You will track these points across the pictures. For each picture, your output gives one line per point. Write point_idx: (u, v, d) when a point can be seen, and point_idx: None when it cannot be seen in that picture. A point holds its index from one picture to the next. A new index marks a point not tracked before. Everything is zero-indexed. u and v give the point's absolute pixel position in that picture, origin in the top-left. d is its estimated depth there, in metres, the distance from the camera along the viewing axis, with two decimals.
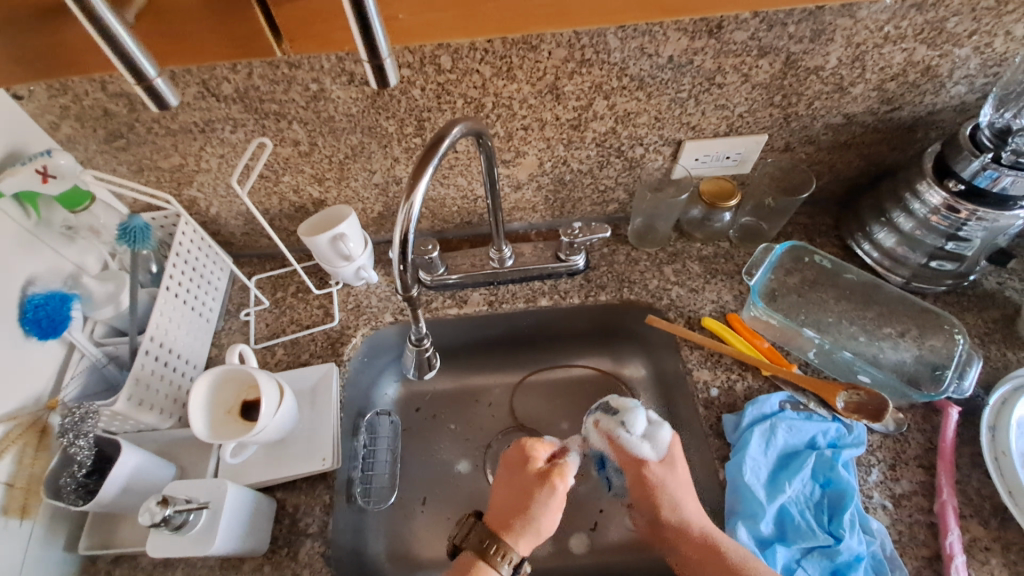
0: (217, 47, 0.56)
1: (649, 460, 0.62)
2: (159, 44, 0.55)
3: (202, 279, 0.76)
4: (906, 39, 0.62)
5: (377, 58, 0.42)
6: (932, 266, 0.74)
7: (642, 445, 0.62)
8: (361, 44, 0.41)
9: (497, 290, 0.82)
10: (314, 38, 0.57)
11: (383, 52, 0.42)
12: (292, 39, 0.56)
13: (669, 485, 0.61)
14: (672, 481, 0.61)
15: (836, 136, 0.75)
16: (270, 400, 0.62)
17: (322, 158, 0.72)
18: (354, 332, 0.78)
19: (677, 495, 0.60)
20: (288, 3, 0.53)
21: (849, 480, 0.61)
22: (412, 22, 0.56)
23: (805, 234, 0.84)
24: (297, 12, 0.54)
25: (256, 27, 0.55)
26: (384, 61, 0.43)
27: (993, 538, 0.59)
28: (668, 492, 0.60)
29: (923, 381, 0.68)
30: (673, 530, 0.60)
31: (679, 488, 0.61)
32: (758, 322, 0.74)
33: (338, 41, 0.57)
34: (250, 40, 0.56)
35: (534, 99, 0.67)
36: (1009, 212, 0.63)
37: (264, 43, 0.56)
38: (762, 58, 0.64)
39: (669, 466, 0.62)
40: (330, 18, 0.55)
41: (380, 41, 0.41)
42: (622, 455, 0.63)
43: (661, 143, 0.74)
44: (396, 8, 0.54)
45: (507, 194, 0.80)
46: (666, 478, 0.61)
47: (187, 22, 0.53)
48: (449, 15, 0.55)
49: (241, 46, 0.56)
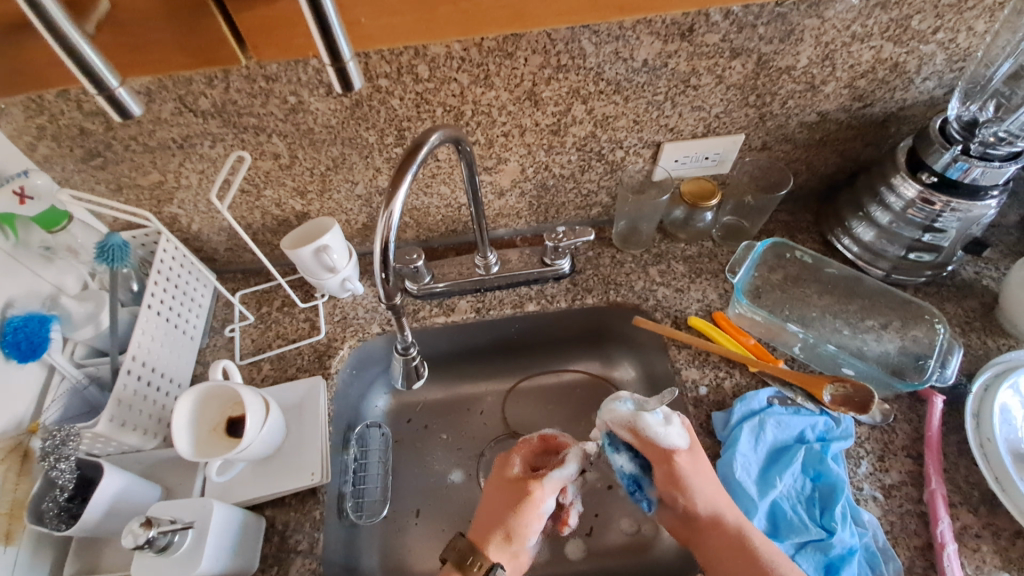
0: (177, 56, 0.56)
1: (678, 450, 0.59)
2: (114, 54, 0.54)
3: (185, 296, 0.75)
4: (873, 37, 0.64)
5: (339, 61, 0.43)
6: (911, 258, 0.75)
7: (670, 434, 0.60)
8: (323, 48, 0.42)
9: (484, 297, 0.82)
10: (275, 45, 0.56)
11: (345, 55, 0.43)
12: (255, 47, 0.56)
13: (699, 473, 0.59)
14: (699, 467, 0.59)
15: (812, 134, 0.76)
16: (255, 415, 0.61)
17: (303, 171, 0.72)
18: (341, 344, 0.77)
19: (712, 484, 0.59)
20: (248, 11, 0.52)
21: (838, 473, 0.62)
22: (375, 27, 0.56)
23: (786, 231, 0.85)
24: (256, 20, 0.53)
25: (219, 35, 0.54)
26: (346, 64, 0.43)
27: (983, 525, 0.60)
28: (697, 478, 0.59)
29: (907, 371, 0.69)
30: (706, 522, 0.58)
31: (706, 477, 0.59)
32: (743, 319, 0.75)
33: (301, 47, 0.57)
34: (212, 49, 0.56)
35: (513, 105, 0.67)
36: (981, 202, 0.65)
37: (227, 51, 0.56)
38: (734, 60, 0.65)
39: (695, 454, 0.60)
40: (290, 24, 0.54)
41: (343, 47, 0.42)
42: (649, 448, 0.61)
43: (641, 146, 0.75)
44: (358, 11, 0.54)
45: (491, 202, 0.81)
46: (695, 466, 0.59)
47: (146, 30, 0.53)
48: (409, 22, 0.56)
49: (202, 55, 0.56)
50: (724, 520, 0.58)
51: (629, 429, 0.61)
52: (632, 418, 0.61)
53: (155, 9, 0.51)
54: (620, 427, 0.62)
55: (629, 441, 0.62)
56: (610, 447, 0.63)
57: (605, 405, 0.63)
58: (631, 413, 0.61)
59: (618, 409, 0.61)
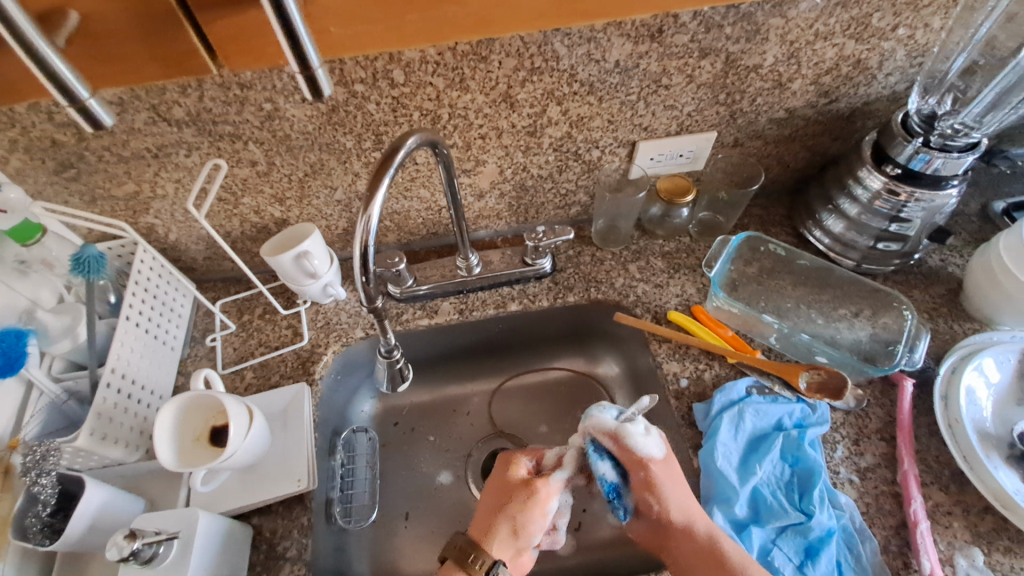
0: (151, 66, 0.56)
1: (655, 459, 0.60)
2: (83, 66, 0.54)
3: (164, 307, 0.74)
4: (836, 35, 0.66)
5: (309, 68, 0.43)
6: (879, 248, 0.77)
7: (648, 443, 0.60)
8: (290, 53, 0.42)
9: (467, 298, 0.82)
10: (248, 53, 0.56)
11: (315, 63, 0.43)
12: (228, 55, 0.56)
13: (673, 482, 0.60)
14: (674, 476, 0.60)
15: (781, 130, 0.78)
16: (239, 424, 0.61)
17: (281, 177, 0.72)
18: (324, 350, 0.77)
19: (685, 492, 0.60)
20: (221, 20, 0.52)
21: (816, 458, 0.63)
22: (344, 35, 0.56)
23: (760, 225, 0.87)
24: (229, 29, 0.53)
25: (191, 44, 0.54)
26: (315, 71, 0.43)
27: (954, 503, 0.62)
28: (671, 487, 0.60)
29: (878, 357, 0.71)
30: (679, 527, 0.59)
31: (680, 486, 0.60)
32: (721, 312, 0.77)
33: (273, 55, 0.57)
34: (184, 58, 0.56)
35: (489, 108, 0.68)
36: (943, 191, 0.68)
37: (199, 60, 0.56)
38: (703, 59, 0.67)
39: (669, 463, 0.61)
40: (263, 33, 0.54)
41: (311, 55, 0.42)
42: (627, 456, 0.61)
43: (617, 145, 0.77)
44: (327, 21, 0.55)
45: (470, 204, 0.82)
46: (669, 475, 0.60)
47: (117, 40, 0.52)
48: (379, 25, 0.56)
49: (178, 65, 0.56)
50: (696, 525, 0.59)
51: (612, 437, 0.61)
52: (616, 423, 0.61)
53: (126, 23, 0.51)
54: (602, 434, 0.61)
55: (608, 450, 0.62)
56: (594, 455, 0.61)
57: (588, 411, 0.63)
58: (615, 421, 0.61)
59: (603, 415, 0.62)
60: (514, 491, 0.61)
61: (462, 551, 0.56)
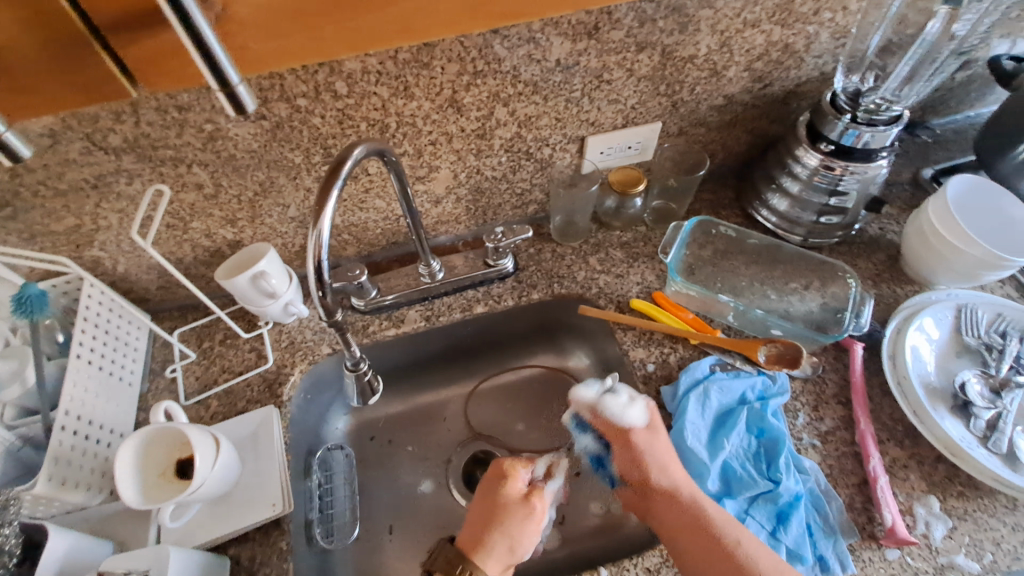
0: (68, 95, 0.54)
1: (636, 427, 0.65)
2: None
3: (117, 342, 0.72)
4: (762, 22, 0.69)
5: (229, 86, 0.43)
6: (822, 222, 0.82)
7: (630, 412, 0.66)
8: (208, 71, 0.42)
9: (433, 305, 0.82)
10: (166, 75, 0.55)
11: (234, 79, 0.43)
12: (146, 78, 0.55)
13: (656, 449, 0.64)
14: (656, 443, 0.64)
15: (721, 116, 0.81)
16: (205, 454, 0.59)
17: (230, 199, 0.71)
18: (291, 370, 0.75)
19: (668, 458, 0.63)
20: (134, 43, 0.51)
21: (779, 427, 0.66)
22: (265, 49, 0.56)
23: (712, 208, 0.90)
24: (143, 51, 0.52)
25: (105, 69, 0.53)
26: (236, 88, 0.43)
27: (909, 455, 0.65)
28: (653, 453, 0.63)
29: (829, 325, 0.75)
30: (661, 490, 0.62)
31: (663, 452, 0.64)
32: (680, 295, 0.79)
33: (194, 75, 0.56)
34: (100, 83, 0.54)
35: (436, 114, 0.68)
36: (874, 163, 0.71)
37: (117, 85, 0.55)
38: (641, 53, 0.69)
39: (654, 431, 0.65)
40: (178, 54, 0.53)
41: (230, 72, 0.42)
42: (610, 425, 0.67)
43: (566, 141, 0.79)
44: (245, 37, 0.54)
45: (428, 210, 0.82)
46: (652, 442, 0.64)
47: (29, 69, 0.51)
48: (300, 37, 0.56)
49: (96, 92, 0.55)
50: (677, 488, 0.61)
51: (593, 409, 0.69)
52: (598, 397, 0.68)
53: (36, 50, 0.50)
54: (585, 407, 0.69)
55: (592, 422, 0.70)
56: (577, 428, 0.71)
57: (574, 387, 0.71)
58: (596, 394, 0.68)
59: (587, 390, 0.69)
60: (514, 508, 0.61)
61: (451, 561, 0.57)
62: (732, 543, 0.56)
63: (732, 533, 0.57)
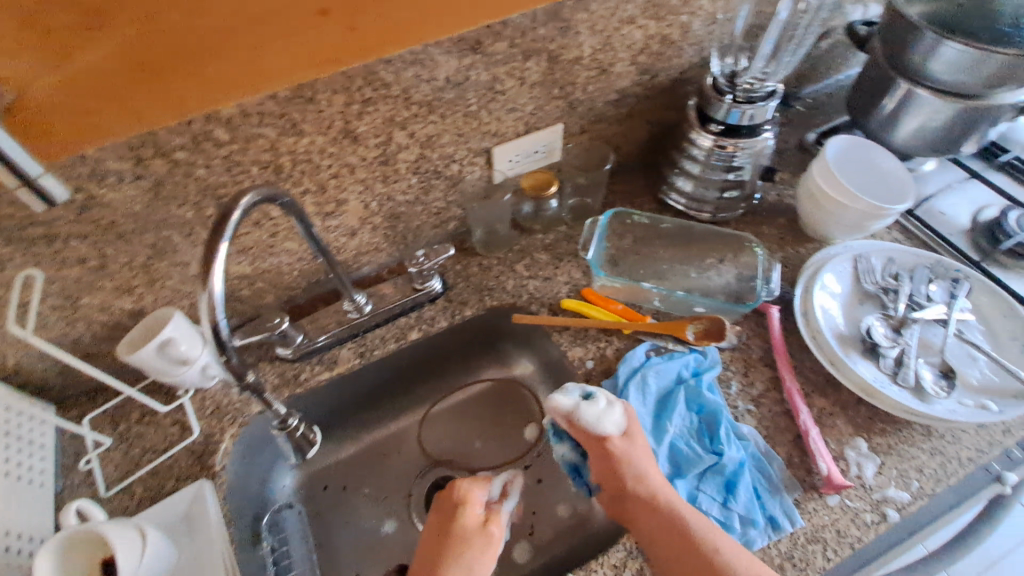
0: None
1: (612, 435, 0.63)
2: None
3: (16, 442, 0.64)
4: (638, 18, 0.72)
5: (30, 180, 0.52)
6: (726, 197, 0.86)
7: (605, 419, 0.63)
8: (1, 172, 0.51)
9: (365, 340, 0.79)
10: None
11: (34, 172, 0.52)
12: None
13: (632, 457, 0.62)
14: (634, 451, 0.62)
15: (618, 110, 0.84)
16: (130, 548, 0.53)
17: (121, 267, 0.66)
18: (220, 438, 0.71)
19: (645, 466, 0.62)
20: None
21: (716, 399, 0.69)
22: (77, 119, 0.51)
23: (626, 199, 0.93)
24: None
25: None
26: (38, 180, 0.53)
27: (834, 403, 0.70)
28: (630, 462, 0.62)
29: (746, 294, 0.79)
30: (641, 501, 0.60)
31: (640, 460, 0.62)
32: (607, 288, 0.80)
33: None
34: None
35: (331, 147, 0.66)
36: (760, 137, 0.76)
37: None
38: (528, 61, 0.70)
39: (630, 439, 0.63)
40: None
41: (28, 167, 0.51)
42: (586, 433, 0.64)
43: (473, 155, 0.78)
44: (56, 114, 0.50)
45: (344, 244, 0.80)
46: (629, 451, 0.63)
47: None
48: (145, 95, 0.52)
49: None
50: (656, 496, 0.59)
51: (567, 417, 0.65)
52: (574, 403, 0.64)
53: None
54: (559, 415, 0.65)
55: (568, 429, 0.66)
56: (554, 436, 0.68)
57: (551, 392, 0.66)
58: (572, 402, 0.64)
59: (564, 396, 0.65)
60: (472, 536, 0.60)
61: None
62: (715, 550, 0.55)
63: (713, 539, 0.56)
